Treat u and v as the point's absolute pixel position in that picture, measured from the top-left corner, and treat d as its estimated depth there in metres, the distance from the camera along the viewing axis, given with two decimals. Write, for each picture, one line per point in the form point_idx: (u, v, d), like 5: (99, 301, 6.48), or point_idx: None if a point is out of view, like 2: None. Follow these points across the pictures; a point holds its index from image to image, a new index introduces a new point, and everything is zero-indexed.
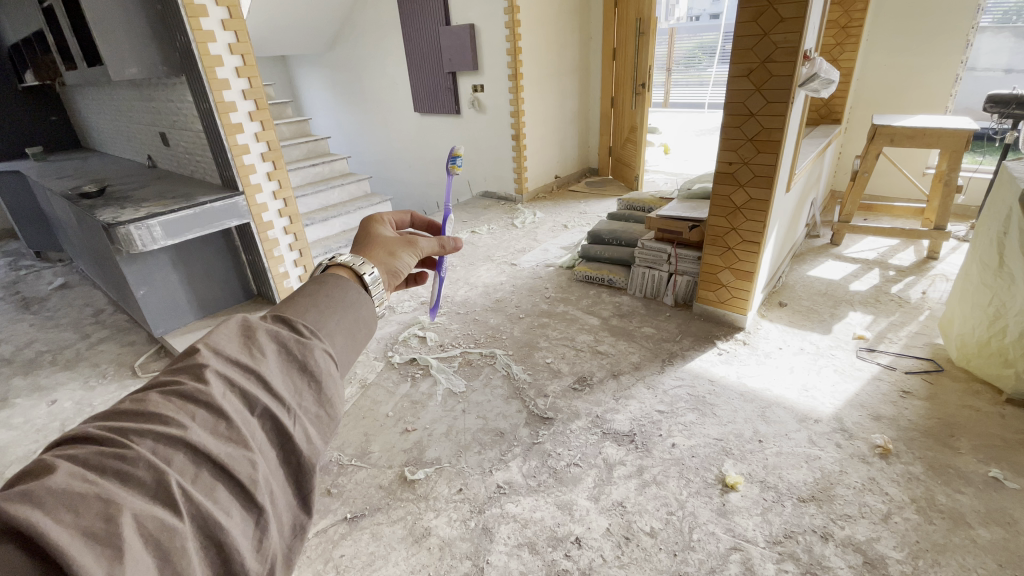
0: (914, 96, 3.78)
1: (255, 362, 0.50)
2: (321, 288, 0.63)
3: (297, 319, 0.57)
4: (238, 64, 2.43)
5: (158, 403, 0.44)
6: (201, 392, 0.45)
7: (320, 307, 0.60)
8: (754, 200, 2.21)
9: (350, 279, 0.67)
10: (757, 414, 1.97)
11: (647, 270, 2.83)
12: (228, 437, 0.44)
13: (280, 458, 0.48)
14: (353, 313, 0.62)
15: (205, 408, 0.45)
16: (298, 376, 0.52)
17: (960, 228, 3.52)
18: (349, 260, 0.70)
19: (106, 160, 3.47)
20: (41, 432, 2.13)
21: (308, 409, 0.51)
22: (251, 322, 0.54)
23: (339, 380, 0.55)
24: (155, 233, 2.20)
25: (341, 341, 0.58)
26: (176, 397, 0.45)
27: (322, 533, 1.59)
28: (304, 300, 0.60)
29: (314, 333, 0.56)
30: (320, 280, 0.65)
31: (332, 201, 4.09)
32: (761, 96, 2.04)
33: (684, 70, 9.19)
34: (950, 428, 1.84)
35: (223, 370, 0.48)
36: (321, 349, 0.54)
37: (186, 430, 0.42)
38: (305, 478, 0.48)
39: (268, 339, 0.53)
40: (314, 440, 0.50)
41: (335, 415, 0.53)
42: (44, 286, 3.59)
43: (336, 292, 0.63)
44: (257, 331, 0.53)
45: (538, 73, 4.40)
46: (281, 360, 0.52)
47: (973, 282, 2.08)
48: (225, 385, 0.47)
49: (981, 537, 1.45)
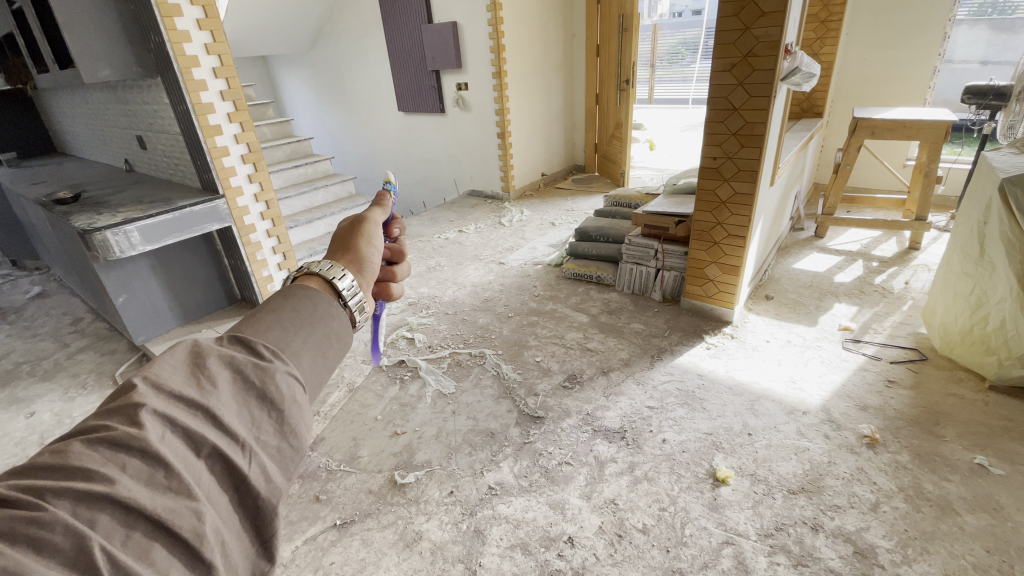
0: (894, 89, 3.83)
1: (203, 394, 0.47)
2: (288, 303, 0.61)
3: (258, 340, 0.54)
4: (216, 65, 2.39)
5: (84, 454, 0.40)
6: (133, 437, 0.41)
7: (284, 325, 0.57)
8: (738, 195, 2.22)
9: (322, 291, 0.64)
10: (747, 407, 1.98)
11: (634, 266, 2.83)
12: (166, 487, 0.40)
13: (234, 503, 0.44)
14: (323, 329, 0.59)
15: (139, 456, 0.41)
16: (255, 406, 0.48)
17: (940, 219, 3.57)
18: (318, 267, 0.67)
19: (82, 164, 3.39)
20: (19, 446, 2.07)
21: (267, 443, 0.47)
22: (203, 348, 0.51)
23: (305, 404, 0.52)
24: (132, 238, 2.14)
25: (308, 361, 0.56)
26: (103, 446, 0.41)
27: (312, 541, 1.57)
28: (268, 317, 0.58)
29: (276, 354, 0.53)
30: (289, 293, 0.63)
31: (316, 202, 4.04)
32: (743, 91, 2.04)
33: (667, 67, 9.31)
34: (935, 416, 1.87)
35: (165, 408, 0.44)
36: (284, 372, 0.51)
37: (114, 485, 0.39)
38: (265, 523, 0.45)
39: (221, 364, 0.50)
40: (273, 477, 0.46)
41: (298, 446, 0.49)
42: (21, 295, 3.50)
43: (304, 306, 0.60)
44: (209, 358, 0.50)
45: (522, 69, 4.38)
46: (236, 388, 0.49)
47: (954, 271, 2.11)
48: (164, 426, 0.43)
49: (968, 524, 1.47)
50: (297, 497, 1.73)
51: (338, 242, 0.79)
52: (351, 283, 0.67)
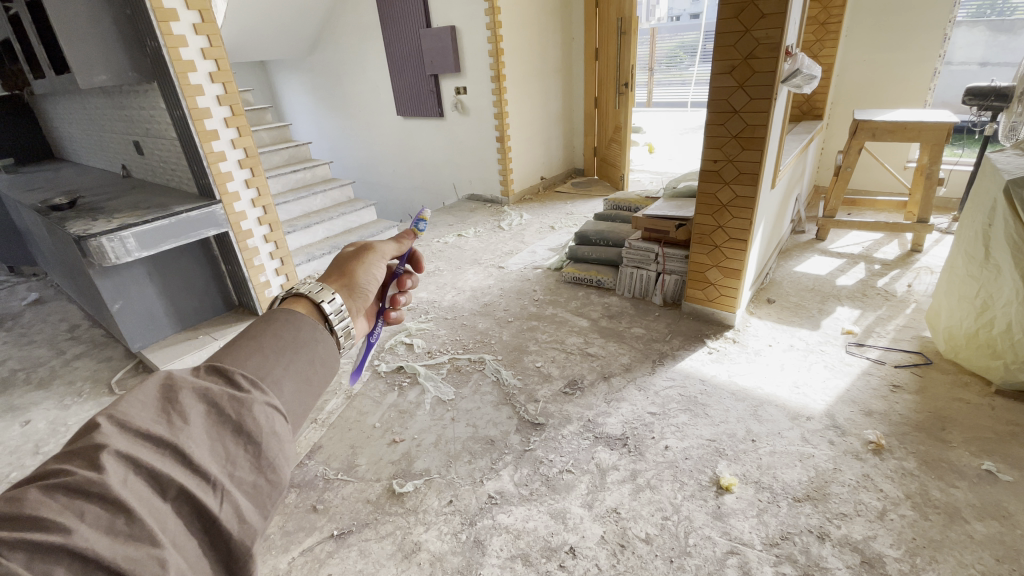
0: (895, 90, 3.82)
1: (173, 431, 0.48)
2: (269, 330, 0.64)
3: (236, 370, 0.57)
4: (213, 69, 2.38)
5: (41, 503, 0.41)
6: (94, 482, 0.42)
7: (264, 353, 0.61)
8: (740, 198, 2.20)
9: (308, 315, 0.69)
10: (750, 412, 1.95)
11: (635, 270, 2.80)
12: (127, 534, 0.41)
13: (205, 546, 0.46)
14: (306, 354, 0.64)
15: (98, 502, 0.42)
16: (230, 439, 0.51)
17: (942, 221, 3.55)
18: (307, 289, 0.73)
19: (79, 170, 3.37)
20: (13, 455, 2.04)
21: (242, 480, 0.49)
22: (174, 383, 0.53)
23: (283, 434, 0.55)
24: (128, 244, 2.12)
25: (288, 389, 0.59)
26: (61, 493, 0.42)
27: (308, 552, 1.54)
28: (248, 345, 0.61)
29: (254, 386, 0.56)
30: (273, 317, 0.67)
31: (314, 207, 4.02)
32: (744, 93, 2.02)
33: (666, 70, 9.36)
34: (941, 421, 1.84)
35: (130, 448, 0.46)
36: (262, 405, 0.54)
37: (70, 534, 0.39)
38: (239, 564, 0.46)
39: (195, 397, 0.52)
40: (247, 516, 0.48)
41: (276, 480, 0.51)
42: (17, 302, 3.47)
43: (286, 331, 0.65)
44: (182, 392, 0.52)
45: (520, 73, 4.37)
46: (210, 423, 0.51)
47: (958, 274, 2.09)
48: (128, 468, 0.45)
49: (977, 532, 1.44)
50: (293, 506, 1.70)
51: (339, 267, 0.86)
52: (338, 306, 0.72)
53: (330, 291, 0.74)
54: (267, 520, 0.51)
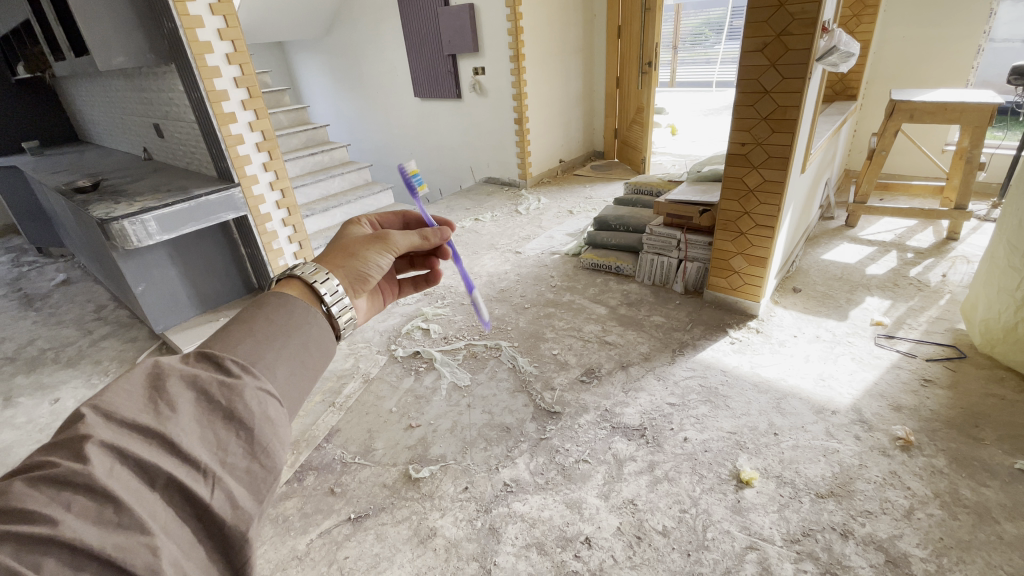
0: (936, 68, 3.62)
1: (161, 419, 0.48)
2: (260, 314, 0.63)
3: (226, 356, 0.56)
4: (228, 51, 2.35)
5: (28, 494, 0.40)
6: (79, 473, 0.42)
7: (255, 338, 0.60)
8: (768, 182, 2.11)
9: (300, 298, 0.68)
10: (772, 405, 1.90)
11: (656, 257, 2.74)
12: (116, 523, 0.41)
13: (199, 534, 0.46)
14: (299, 338, 0.63)
15: (84, 492, 0.42)
16: (221, 426, 0.50)
17: (980, 208, 3.40)
18: (301, 271, 0.71)
19: (103, 153, 3.40)
20: (44, 432, 2.09)
21: (235, 465, 0.49)
22: (161, 369, 0.52)
23: (277, 419, 0.54)
24: (149, 227, 2.14)
25: (282, 374, 0.59)
26: (48, 485, 0.41)
27: (326, 535, 1.56)
28: (239, 330, 0.60)
29: (245, 370, 0.55)
30: (262, 300, 0.66)
31: (333, 190, 4.01)
32: (776, 72, 1.93)
33: (690, 48, 9.05)
34: (974, 418, 1.77)
35: (115, 438, 0.45)
36: (252, 389, 0.53)
37: (57, 524, 0.39)
38: (233, 549, 0.46)
39: (184, 384, 0.51)
40: (240, 502, 0.48)
41: (270, 465, 0.51)
42: (47, 282, 3.56)
43: (278, 316, 0.64)
44: (168, 380, 0.51)
45: (540, 52, 4.26)
46: (199, 410, 0.50)
47: (999, 265, 1.98)
48: (114, 459, 0.44)
49: (1008, 533, 1.39)
50: (311, 489, 1.72)
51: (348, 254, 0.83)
52: (335, 289, 0.71)
53: (330, 276, 0.73)
54: (262, 505, 0.51)
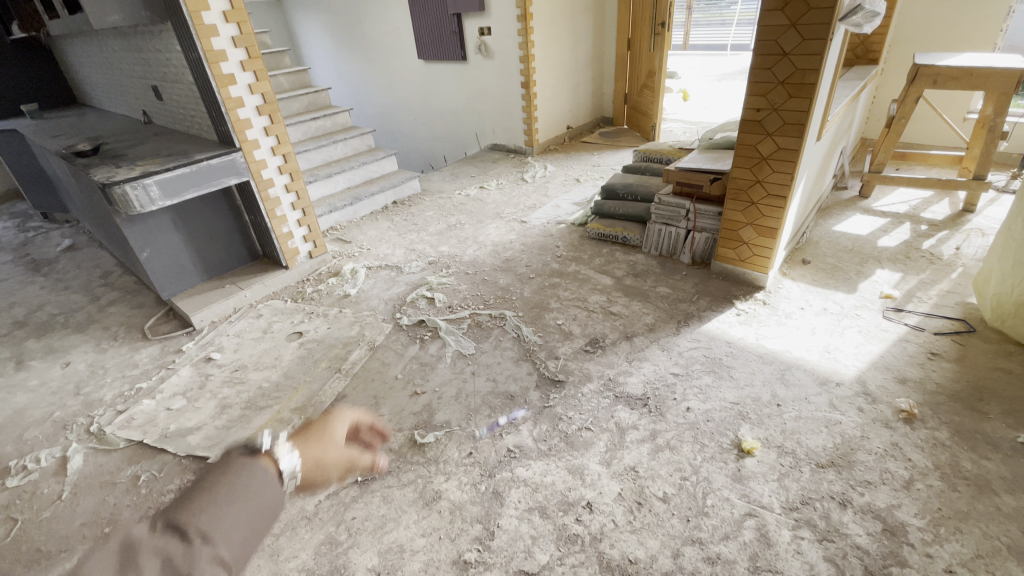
0: (964, 31, 3.45)
1: None
2: (226, 474, 0.70)
3: (188, 525, 0.63)
4: (226, 8, 2.26)
5: None
6: None
7: (216, 502, 0.67)
8: (782, 150, 2.05)
9: (262, 458, 0.73)
10: (776, 376, 1.90)
11: (664, 226, 2.70)
12: None
13: None
14: (257, 499, 0.69)
15: None
16: None
17: (999, 179, 3.31)
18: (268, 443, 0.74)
19: (102, 117, 3.35)
20: (56, 394, 2.13)
21: None
22: (133, 540, 0.60)
23: None
24: (152, 192, 2.11)
25: (239, 536, 0.66)
26: None
27: (334, 496, 1.60)
28: (203, 491, 0.67)
29: (203, 541, 0.63)
30: (228, 461, 0.72)
31: (336, 156, 3.95)
32: (795, 33, 1.84)
33: (705, 9, 8.67)
34: (979, 392, 1.76)
35: None
36: (205, 565, 0.61)
37: None
38: None
39: (153, 554, 0.60)
40: None
41: None
42: (53, 248, 3.56)
43: (240, 475, 0.70)
44: (137, 556, 0.59)
45: (549, 12, 4.10)
46: None
47: (1016, 238, 1.93)
48: None
49: (1006, 505, 1.40)
50: None
51: None
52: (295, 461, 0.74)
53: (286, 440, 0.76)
54: None
